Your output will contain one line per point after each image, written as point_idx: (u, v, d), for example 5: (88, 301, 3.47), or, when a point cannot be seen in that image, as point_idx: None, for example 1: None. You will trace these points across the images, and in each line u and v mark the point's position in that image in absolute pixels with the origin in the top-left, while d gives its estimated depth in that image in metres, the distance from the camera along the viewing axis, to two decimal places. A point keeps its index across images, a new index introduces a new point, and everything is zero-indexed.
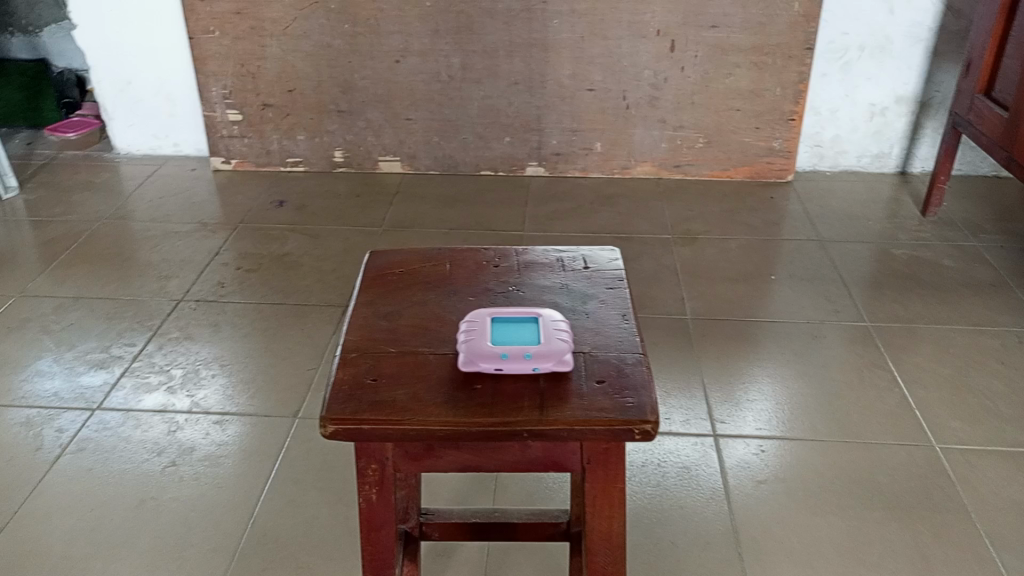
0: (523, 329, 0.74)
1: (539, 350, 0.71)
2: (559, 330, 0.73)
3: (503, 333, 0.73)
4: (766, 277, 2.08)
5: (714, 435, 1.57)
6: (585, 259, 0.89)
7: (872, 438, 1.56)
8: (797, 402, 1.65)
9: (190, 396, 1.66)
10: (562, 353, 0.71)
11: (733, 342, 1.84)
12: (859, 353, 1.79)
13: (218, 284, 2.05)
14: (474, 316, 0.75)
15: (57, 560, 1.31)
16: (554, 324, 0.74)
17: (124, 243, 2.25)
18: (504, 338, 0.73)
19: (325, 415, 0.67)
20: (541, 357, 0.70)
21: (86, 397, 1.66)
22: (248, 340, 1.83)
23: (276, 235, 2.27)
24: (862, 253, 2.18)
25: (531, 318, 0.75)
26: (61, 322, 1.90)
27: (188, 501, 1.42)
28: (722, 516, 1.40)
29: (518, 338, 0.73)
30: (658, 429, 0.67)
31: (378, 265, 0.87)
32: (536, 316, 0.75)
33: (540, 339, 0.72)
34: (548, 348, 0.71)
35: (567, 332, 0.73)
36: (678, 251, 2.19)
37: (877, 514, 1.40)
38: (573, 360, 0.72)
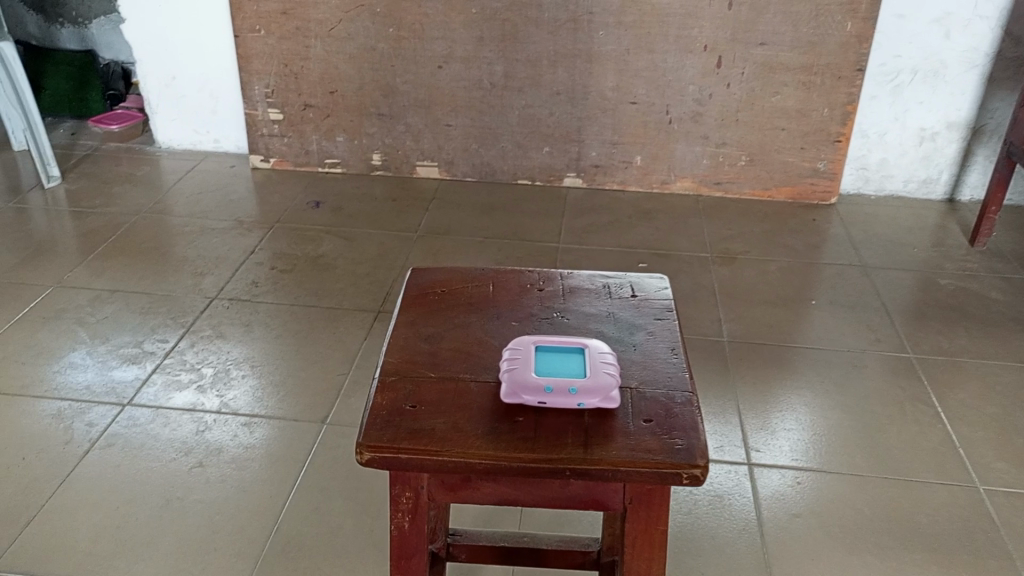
0: (568, 360, 0.71)
1: (585, 384, 0.68)
2: (605, 363, 0.71)
3: (547, 363, 0.71)
4: (806, 302, 2.03)
5: (748, 463, 1.53)
6: (632, 286, 0.86)
7: (913, 476, 1.51)
8: (835, 434, 1.61)
9: (219, 396, 1.65)
10: (609, 388, 0.68)
11: (770, 367, 1.79)
12: (901, 385, 1.74)
13: (252, 283, 2.05)
14: (518, 344, 0.73)
15: (82, 555, 1.31)
16: (601, 356, 0.72)
17: (161, 238, 2.26)
18: (549, 370, 0.70)
19: (361, 441, 0.65)
20: (587, 391, 0.68)
21: (118, 392, 1.66)
22: (279, 341, 1.82)
23: (311, 236, 2.27)
24: (906, 282, 2.12)
25: (577, 349, 0.73)
26: (96, 315, 1.91)
27: (214, 503, 1.41)
28: (754, 548, 1.36)
29: (563, 370, 0.70)
30: (708, 474, 0.64)
31: (420, 283, 0.85)
32: (582, 346, 0.73)
33: (586, 372, 0.70)
34: (595, 382, 0.69)
35: (614, 365, 0.71)
36: (716, 271, 2.15)
37: (916, 556, 1.35)
38: (619, 395, 0.69)
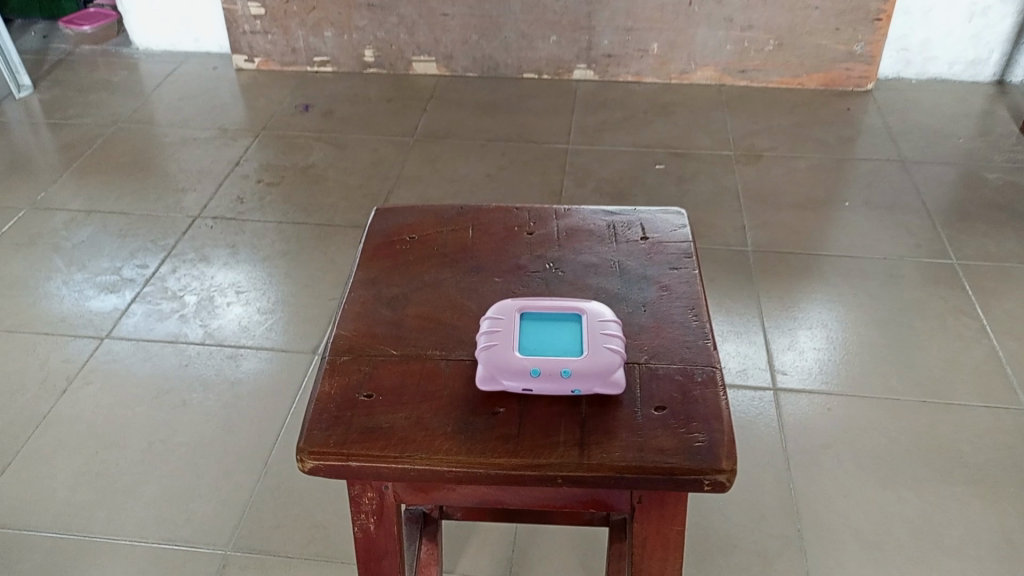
0: (562, 333, 0.57)
1: (581, 364, 0.54)
2: (607, 333, 0.57)
3: (534, 335, 0.57)
4: (838, 203, 1.86)
5: (773, 389, 1.40)
6: (643, 224, 0.71)
7: (955, 399, 1.38)
8: (868, 352, 1.48)
9: (203, 326, 1.54)
10: (614, 367, 0.55)
11: (798, 278, 1.64)
12: (944, 295, 1.59)
13: (237, 198, 1.90)
14: (501, 309, 0.59)
15: (60, 506, 1.23)
16: (601, 324, 0.58)
17: (140, 150, 2.10)
18: (537, 345, 0.56)
19: (301, 445, 0.53)
20: (582, 374, 0.54)
21: (96, 324, 1.56)
22: (268, 263, 1.69)
23: (300, 143, 2.10)
24: (950, 177, 1.93)
25: (573, 315, 0.59)
26: (72, 239, 1.78)
27: (199, 444, 1.32)
28: (781, 484, 1.25)
29: (554, 345, 0.56)
30: (735, 479, 0.51)
31: (385, 229, 0.71)
32: (579, 312, 0.59)
33: (581, 347, 0.56)
34: (592, 362, 0.55)
35: (619, 336, 0.57)
36: (740, 171, 1.97)
37: (957, 489, 1.24)
38: (624, 376, 0.56)
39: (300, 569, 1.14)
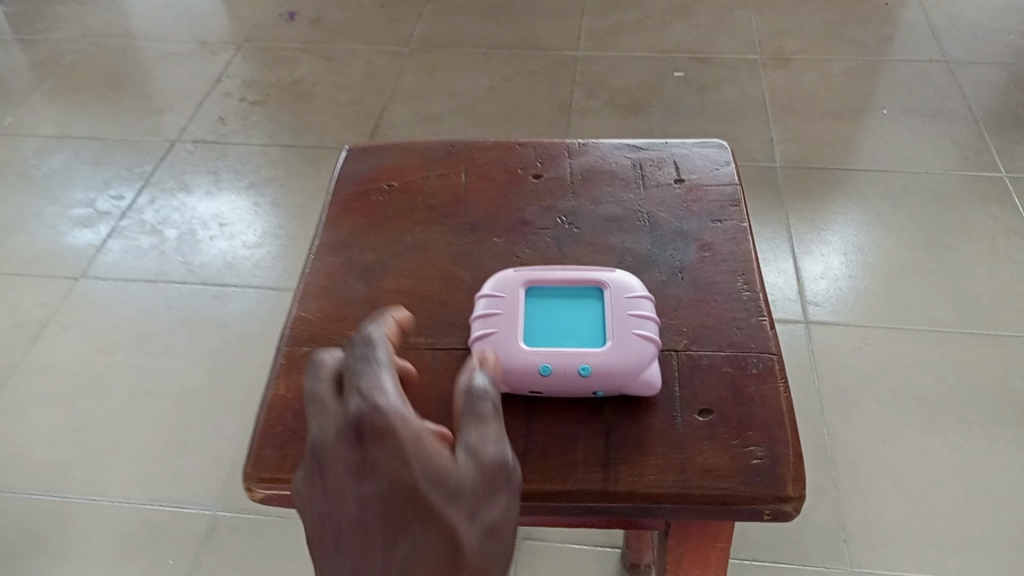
0: (580, 311, 0.55)
1: (602, 360, 0.51)
2: (628, 317, 0.53)
3: (546, 315, 0.55)
4: (874, 111, 1.69)
5: (805, 321, 1.29)
6: (677, 165, 0.70)
7: (1006, 330, 1.26)
8: (909, 279, 1.35)
9: (185, 263, 1.42)
10: (651, 357, 0.51)
11: (830, 196, 1.50)
12: (993, 213, 1.45)
13: (219, 118, 1.75)
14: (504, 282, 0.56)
15: (39, 463, 1.14)
16: (630, 303, 0.54)
17: (114, 67, 1.94)
18: (543, 335, 0.53)
19: (250, 472, 0.50)
20: (602, 372, 0.50)
21: (71, 261, 1.44)
22: (254, 191, 1.56)
23: (286, 56, 1.93)
24: (998, 78, 1.75)
25: (594, 289, 0.56)
26: (43, 168, 1.65)
27: (184, 392, 1.22)
28: (815, 430, 1.15)
29: (571, 328, 0.54)
30: (801, 506, 0.47)
31: (356, 176, 0.70)
32: (600, 289, 0.56)
33: (604, 331, 0.53)
34: (614, 356, 0.51)
35: (653, 318, 0.54)
36: (767, 76, 1.80)
37: (1008, 432, 1.13)
38: (657, 369, 0.52)
39: (296, 529, 1.06)
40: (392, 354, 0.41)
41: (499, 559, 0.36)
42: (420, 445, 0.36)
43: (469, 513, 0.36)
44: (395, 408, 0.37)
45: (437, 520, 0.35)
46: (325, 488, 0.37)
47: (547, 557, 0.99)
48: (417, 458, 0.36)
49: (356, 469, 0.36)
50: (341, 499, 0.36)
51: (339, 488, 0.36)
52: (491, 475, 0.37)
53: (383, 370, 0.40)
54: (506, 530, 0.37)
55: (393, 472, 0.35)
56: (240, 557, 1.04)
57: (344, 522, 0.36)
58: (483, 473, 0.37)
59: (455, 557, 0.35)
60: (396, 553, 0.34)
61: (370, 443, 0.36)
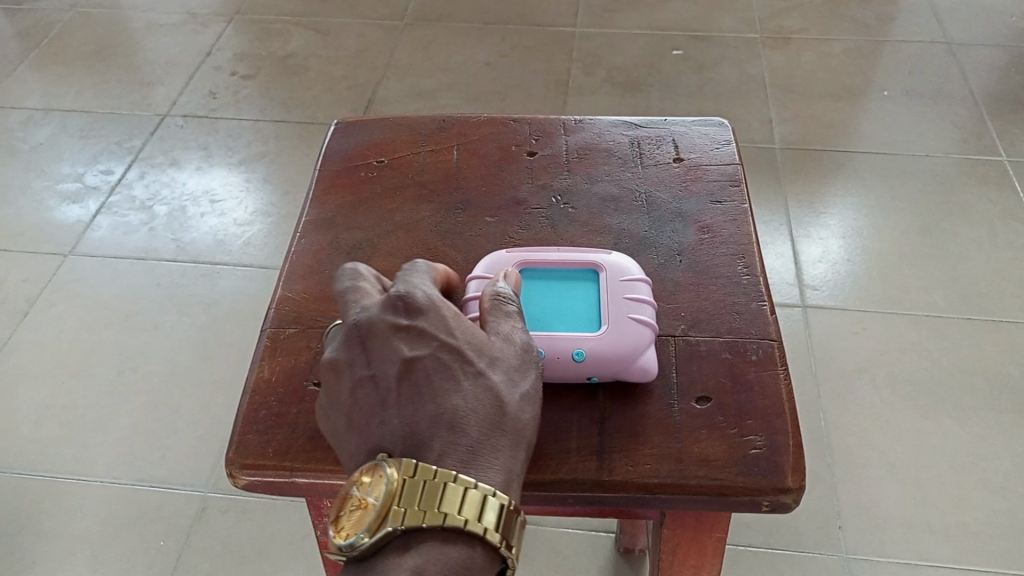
0: (574, 294, 0.53)
1: (596, 345, 0.49)
2: (623, 299, 0.52)
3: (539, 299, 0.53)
4: (875, 92, 1.67)
5: (802, 305, 1.27)
6: (676, 143, 0.68)
7: (1003, 316, 1.25)
8: (906, 263, 1.34)
9: (175, 240, 1.40)
10: (648, 342, 0.50)
11: (828, 177, 1.49)
12: (993, 198, 1.43)
13: (210, 93, 1.72)
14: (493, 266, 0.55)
15: (26, 441, 1.13)
16: (626, 285, 0.53)
17: (102, 38, 1.90)
18: (536, 318, 0.52)
19: (231, 458, 0.49)
20: (597, 358, 0.49)
21: (58, 237, 1.42)
22: (245, 167, 1.54)
23: (277, 29, 1.90)
24: (1000, 61, 1.73)
25: (588, 271, 0.55)
26: (30, 141, 1.62)
27: (172, 371, 1.21)
28: (811, 416, 1.14)
29: (566, 313, 0.52)
30: (801, 496, 0.46)
31: (344, 152, 0.68)
32: (595, 271, 0.54)
33: (598, 315, 0.52)
34: (609, 342, 0.49)
35: (649, 301, 0.53)
36: (767, 56, 1.77)
37: (1004, 419, 1.13)
38: (653, 355, 0.50)
39: (286, 511, 1.05)
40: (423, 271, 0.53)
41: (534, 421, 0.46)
42: (458, 322, 0.48)
43: (506, 378, 0.47)
44: (435, 296, 0.48)
45: (479, 377, 0.46)
46: (374, 358, 0.47)
47: (538, 540, 0.98)
48: (458, 332, 0.47)
49: (405, 337, 0.47)
50: (391, 363, 0.46)
51: (389, 354, 0.46)
52: (523, 352, 0.48)
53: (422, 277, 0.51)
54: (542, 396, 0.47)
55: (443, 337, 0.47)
56: (228, 538, 1.03)
57: (393, 381, 0.46)
58: (521, 346, 0.48)
59: (496, 401, 0.45)
60: (447, 399, 0.45)
61: (417, 318, 0.47)
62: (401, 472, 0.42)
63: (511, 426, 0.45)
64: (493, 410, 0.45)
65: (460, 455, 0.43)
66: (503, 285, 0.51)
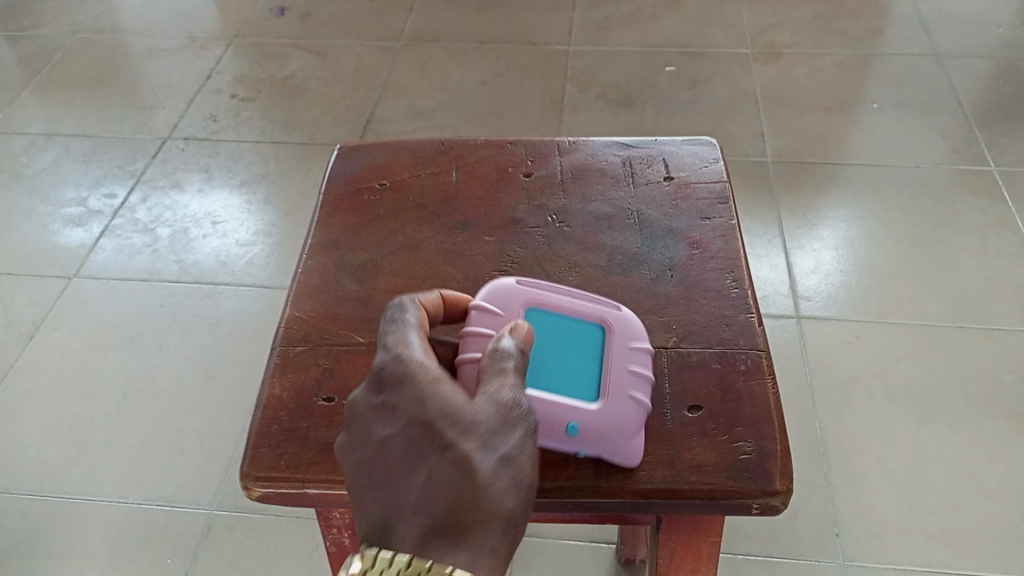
0: (579, 344, 0.53)
1: (593, 421, 0.49)
2: (627, 370, 0.52)
3: (541, 340, 0.53)
4: (865, 104, 1.70)
5: (797, 316, 1.29)
6: (666, 163, 0.70)
7: (996, 323, 1.27)
8: (899, 275, 1.35)
9: (178, 262, 1.42)
10: (643, 423, 0.51)
11: (822, 190, 1.51)
12: (983, 206, 1.46)
13: (210, 115, 1.75)
14: (505, 294, 0.54)
15: (34, 463, 1.15)
16: (628, 355, 0.53)
17: (104, 63, 1.93)
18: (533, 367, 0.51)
19: (246, 470, 0.50)
20: (590, 434, 0.49)
21: (62, 261, 1.44)
22: (246, 188, 1.56)
23: (276, 51, 1.93)
24: (988, 71, 1.76)
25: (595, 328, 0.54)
26: (33, 166, 1.64)
27: (175, 391, 1.22)
28: (806, 422, 1.16)
29: (568, 366, 0.52)
30: (789, 499, 0.48)
31: (348, 175, 0.70)
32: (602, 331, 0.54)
33: (600, 374, 0.52)
34: (604, 418, 0.49)
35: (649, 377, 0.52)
36: (759, 70, 1.80)
37: (998, 424, 1.14)
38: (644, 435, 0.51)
39: (291, 527, 1.06)
40: (419, 326, 0.51)
41: (515, 485, 0.44)
42: (434, 389, 0.46)
43: (482, 443, 0.44)
44: (411, 364, 0.47)
45: (450, 448, 0.44)
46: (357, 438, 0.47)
47: (540, 552, 1.00)
48: (431, 400, 0.46)
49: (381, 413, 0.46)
50: (369, 443, 0.46)
51: (367, 433, 0.46)
52: (504, 412, 0.46)
53: (411, 338, 0.50)
54: (522, 460, 0.44)
55: (416, 411, 0.46)
56: (235, 555, 1.04)
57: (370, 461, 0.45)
58: (500, 411, 0.46)
59: (467, 475, 0.43)
60: (415, 477, 0.44)
61: (393, 392, 0.47)
62: (362, 564, 0.40)
63: (480, 499, 0.43)
64: (463, 483, 0.43)
65: (423, 538, 0.42)
66: (508, 340, 0.49)
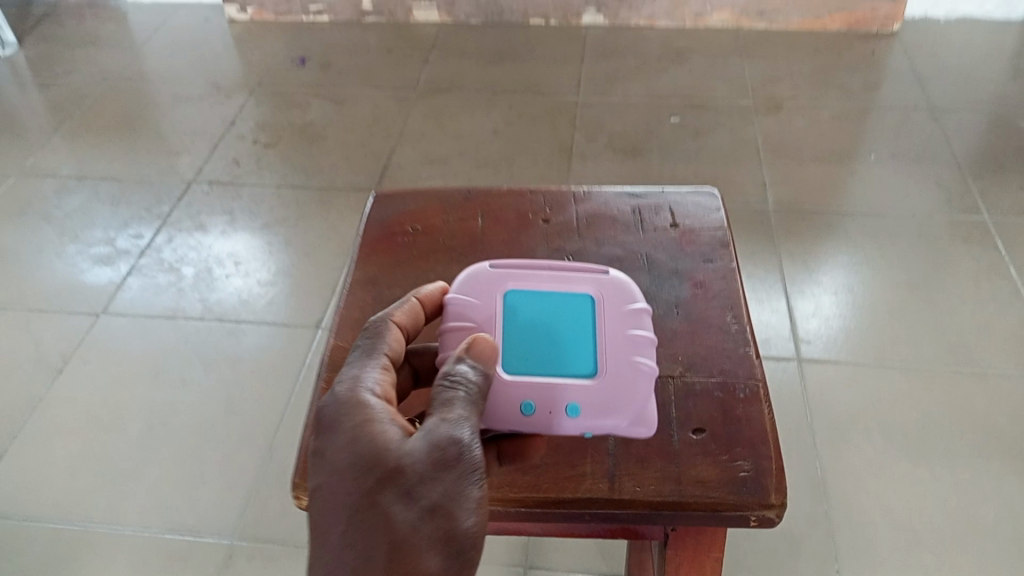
0: (573, 322, 0.59)
1: (591, 396, 0.55)
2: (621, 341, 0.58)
3: (532, 319, 0.59)
4: (863, 155, 1.77)
5: (797, 358, 1.34)
6: (672, 211, 0.76)
7: (991, 367, 1.31)
8: (895, 320, 1.40)
9: (202, 300, 1.48)
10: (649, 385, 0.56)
11: (821, 237, 1.57)
12: (976, 254, 1.51)
13: (233, 160, 1.82)
14: (486, 282, 0.61)
15: (61, 492, 1.19)
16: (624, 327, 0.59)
17: (132, 109, 2.02)
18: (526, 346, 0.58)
19: (297, 483, 0.57)
20: (591, 412, 0.55)
21: (90, 298, 1.50)
22: (267, 231, 1.62)
23: (297, 100, 2.01)
24: (981, 124, 1.83)
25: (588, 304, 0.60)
26: (63, 208, 1.71)
27: (197, 425, 1.27)
28: (806, 460, 1.20)
29: (564, 340, 0.58)
30: (783, 513, 0.53)
31: (383, 219, 0.76)
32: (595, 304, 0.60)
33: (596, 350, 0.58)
34: (601, 392, 0.55)
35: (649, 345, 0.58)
36: (760, 122, 1.87)
37: (992, 465, 1.18)
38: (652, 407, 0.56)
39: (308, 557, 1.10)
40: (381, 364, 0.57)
41: (434, 528, 0.48)
42: (372, 432, 0.51)
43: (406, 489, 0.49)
44: (354, 409, 0.53)
45: (377, 493, 0.49)
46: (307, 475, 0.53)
47: None
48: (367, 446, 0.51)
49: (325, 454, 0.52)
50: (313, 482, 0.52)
51: (314, 471, 0.52)
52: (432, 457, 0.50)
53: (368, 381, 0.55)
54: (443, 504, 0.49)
55: (353, 456, 0.51)
56: None
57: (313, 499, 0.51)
58: (428, 453, 0.50)
59: (388, 520, 0.48)
60: (344, 519, 0.49)
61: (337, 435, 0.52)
62: None
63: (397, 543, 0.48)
64: (384, 527, 0.48)
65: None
66: (463, 369, 0.54)
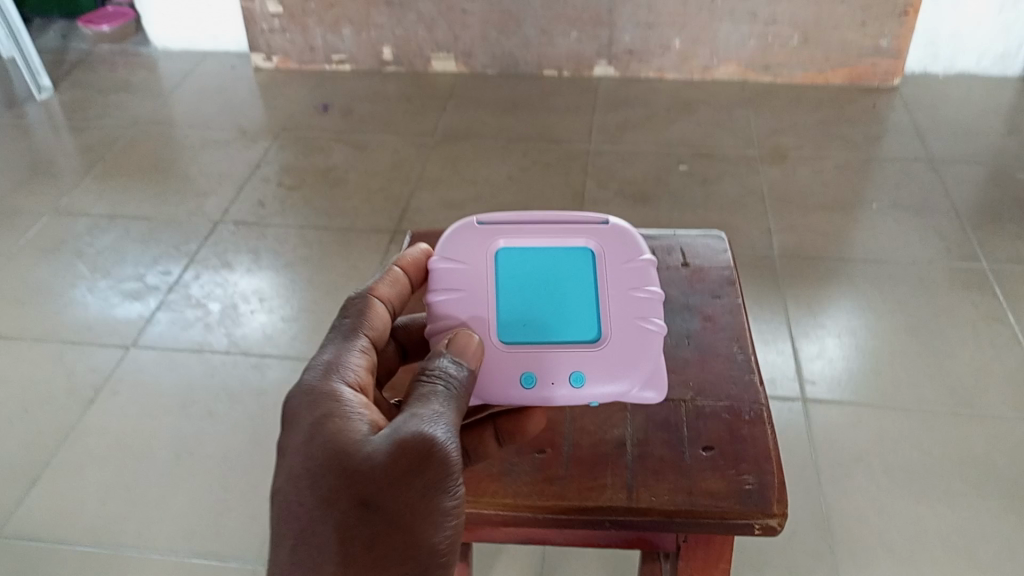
0: (567, 283, 0.71)
1: (593, 363, 0.67)
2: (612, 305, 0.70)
3: (527, 281, 0.71)
4: (864, 204, 1.83)
5: (802, 399, 1.39)
6: (684, 250, 0.85)
7: (991, 410, 1.35)
8: (898, 363, 1.45)
9: (228, 335, 1.54)
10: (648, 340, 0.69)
11: (825, 283, 1.62)
12: (975, 300, 1.57)
13: (258, 202, 1.90)
14: (479, 245, 0.72)
15: (92, 517, 1.23)
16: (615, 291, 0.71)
17: (161, 152, 2.10)
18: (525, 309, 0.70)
19: None
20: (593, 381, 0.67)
21: (121, 332, 1.56)
22: (290, 270, 1.69)
23: (319, 145, 2.10)
24: (980, 176, 1.90)
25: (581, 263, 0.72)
26: (94, 246, 1.78)
27: (223, 454, 1.32)
28: (811, 498, 1.24)
29: (560, 302, 0.70)
30: (784, 520, 0.63)
31: None
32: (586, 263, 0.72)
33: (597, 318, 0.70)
34: (602, 360, 0.68)
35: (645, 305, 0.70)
36: (765, 171, 1.95)
37: (992, 504, 1.22)
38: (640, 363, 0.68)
39: None
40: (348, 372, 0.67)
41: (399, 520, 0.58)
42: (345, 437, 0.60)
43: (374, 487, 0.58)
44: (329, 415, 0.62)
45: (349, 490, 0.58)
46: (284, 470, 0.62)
47: None
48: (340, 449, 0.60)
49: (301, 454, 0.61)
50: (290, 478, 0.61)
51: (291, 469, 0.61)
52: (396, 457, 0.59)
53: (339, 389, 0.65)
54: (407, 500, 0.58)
55: (322, 448, 0.60)
56: None
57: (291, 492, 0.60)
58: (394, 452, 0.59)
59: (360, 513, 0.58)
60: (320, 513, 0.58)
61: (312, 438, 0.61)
62: None
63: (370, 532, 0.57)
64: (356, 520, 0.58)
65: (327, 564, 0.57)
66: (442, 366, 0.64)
